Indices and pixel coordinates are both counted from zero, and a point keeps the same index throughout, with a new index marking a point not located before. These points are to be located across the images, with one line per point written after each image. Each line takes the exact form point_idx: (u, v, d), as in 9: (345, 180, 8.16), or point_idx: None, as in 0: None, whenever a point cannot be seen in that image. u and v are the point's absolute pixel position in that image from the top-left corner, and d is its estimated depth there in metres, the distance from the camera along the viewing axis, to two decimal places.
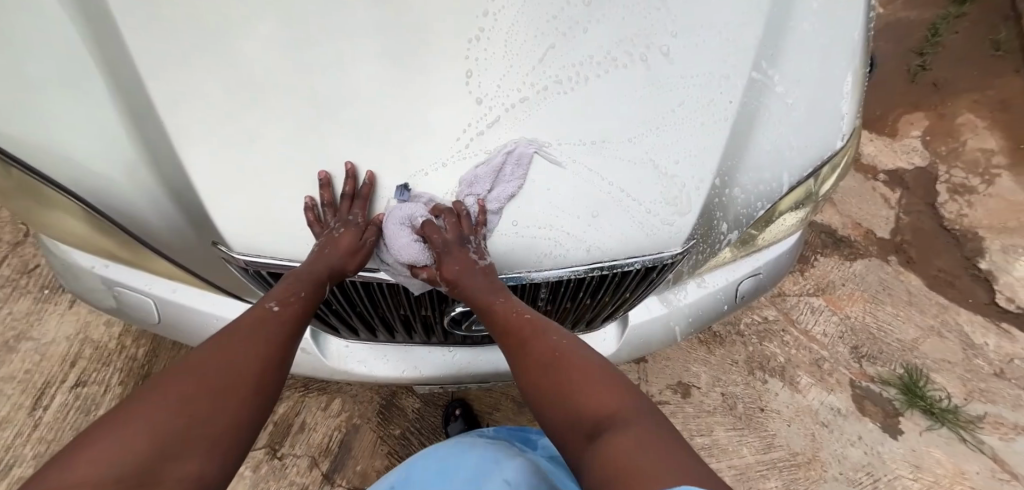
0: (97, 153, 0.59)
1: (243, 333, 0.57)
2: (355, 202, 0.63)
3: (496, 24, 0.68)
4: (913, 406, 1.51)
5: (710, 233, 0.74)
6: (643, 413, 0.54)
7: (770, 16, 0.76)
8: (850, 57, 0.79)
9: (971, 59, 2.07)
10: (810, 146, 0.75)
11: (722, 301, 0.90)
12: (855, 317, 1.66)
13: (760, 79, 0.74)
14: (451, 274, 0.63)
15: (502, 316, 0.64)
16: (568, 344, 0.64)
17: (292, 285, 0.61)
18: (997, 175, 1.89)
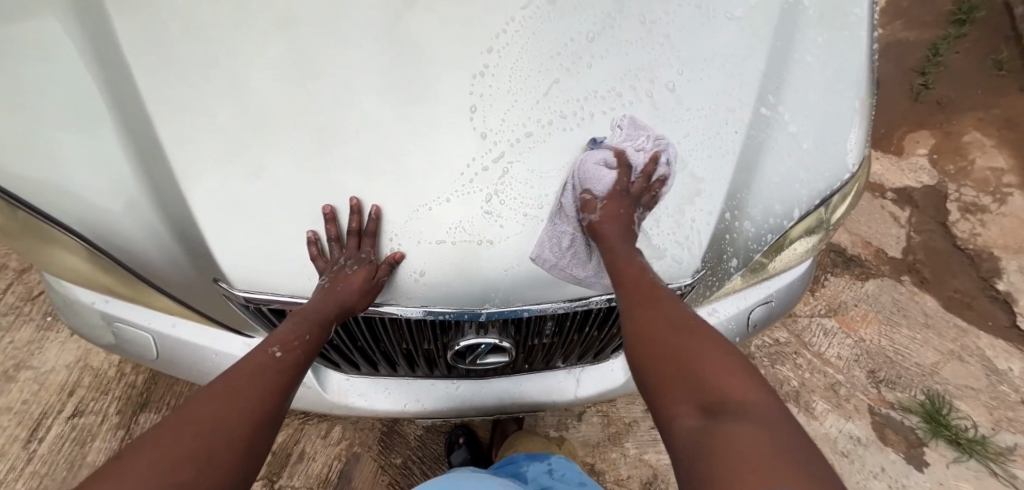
0: (99, 187, 0.59)
1: (241, 380, 0.55)
2: (364, 239, 0.62)
3: (501, 60, 0.68)
4: (937, 435, 1.45)
5: (718, 266, 0.72)
6: (780, 411, 0.42)
7: (773, 48, 0.76)
8: (859, 83, 0.77)
9: (975, 78, 2.07)
10: (822, 176, 0.74)
11: (734, 330, 0.87)
12: (870, 339, 1.61)
13: (769, 114, 0.73)
14: (608, 216, 0.69)
15: (630, 273, 0.63)
16: (696, 324, 0.57)
17: (296, 328, 0.60)
18: (1009, 194, 1.86)
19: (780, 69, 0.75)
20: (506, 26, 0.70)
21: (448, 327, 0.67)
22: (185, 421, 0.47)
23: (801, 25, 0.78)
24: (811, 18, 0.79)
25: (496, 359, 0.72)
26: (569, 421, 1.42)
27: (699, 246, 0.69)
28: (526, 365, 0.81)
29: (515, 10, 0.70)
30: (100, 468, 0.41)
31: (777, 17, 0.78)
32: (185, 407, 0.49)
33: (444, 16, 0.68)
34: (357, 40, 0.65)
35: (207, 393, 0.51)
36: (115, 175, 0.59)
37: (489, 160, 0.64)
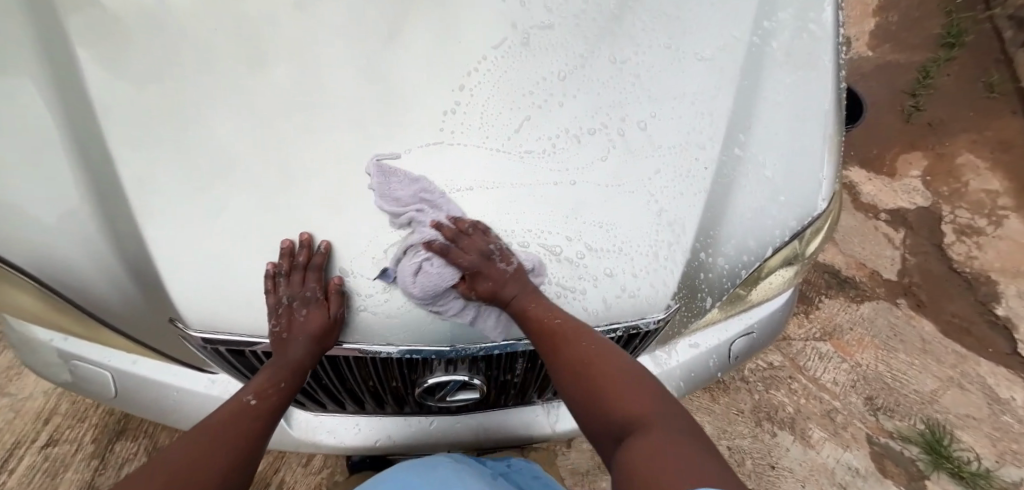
0: (65, 226, 0.59)
1: (217, 431, 0.58)
2: (307, 274, 0.59)
3: (473, 98, 0.72)
4: (939, 468, 1.40)
5: (692, 300, 0.72)
6: (671, 420, 0.56)
7: (740, 85, 0.78)
8: (825, 116, 0.77)
9: (965, 101, 2.07)
10: (794, 208, 0.73)
11: (714, 362, 0.86)
12: (867, 365, 1.57)
13: (738, 156, 0.74)
14: (489, 289, 0.64)
15: (533, 320, 0.62)
16: (602, 347, 0.63)
17: (269, 377, 0.62)
18: (1004, 217, 1.84)
19: (748, 105, 0.77)
20: (480, 64, 0.74)
21: (415, 365, 0.67)
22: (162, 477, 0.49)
23: (767, 61, 0.79)
24: (778, 52, 0.80)
25: (466, 395, 0.72)
26: (558, 450, 1.37)
27: (672, 285, 0.69)
28: (500, 399, 0.80)
29: (487, 49, 0.75)
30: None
31: (742, 55, 0.79)
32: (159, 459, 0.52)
33: (418, 57, 0.72)
34: (339, 88, 0.69)
35: (183, 447, 0.55)
36: (83, 216, 0.59)
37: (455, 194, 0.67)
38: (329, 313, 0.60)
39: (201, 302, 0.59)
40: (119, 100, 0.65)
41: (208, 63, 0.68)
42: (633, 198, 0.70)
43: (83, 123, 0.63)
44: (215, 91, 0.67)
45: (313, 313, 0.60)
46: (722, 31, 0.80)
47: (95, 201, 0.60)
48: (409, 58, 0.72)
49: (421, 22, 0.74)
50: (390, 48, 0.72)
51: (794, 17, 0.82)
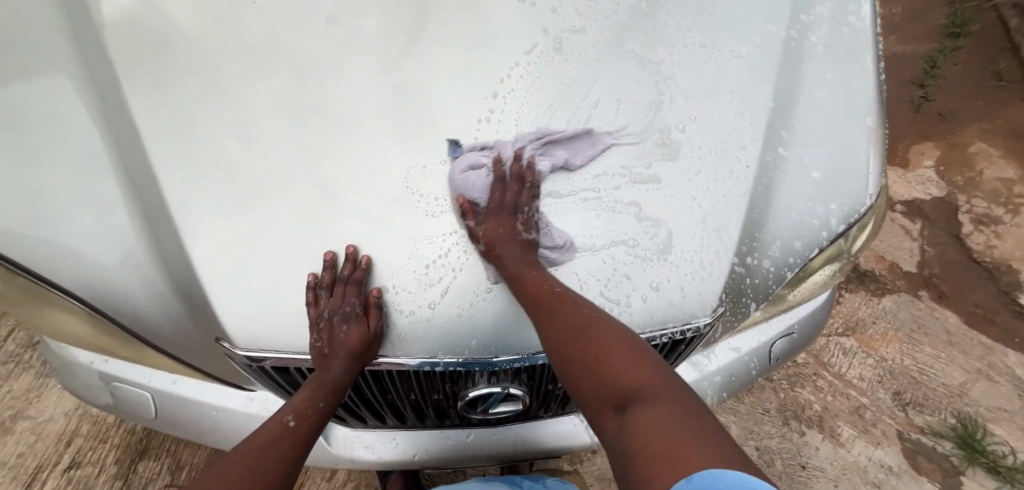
0: (121, 251, 0.60)
1: (257, 454, 0.57)
2: (347, 288, 0.61)
3: (506, 105, 0.74)
4: (973, 462, 1.38)
5: (736, 305, 0.71)
6: (671, 388, 0.54)
7: (779, 83, 0.78)
8: (868, 109, 0.77)
9: (976, 89, 2.06)
10: (839, 204, 0.72)
11: (755, 365, 0.85)
12: (892, 359, 1.55)
13: (780, 155, 0.74)
14: (493, 235, 0.67)
15: (531, 284, 0.63)
16: (596, 314, 0.62)
17: (311, 395, 0.63)
18: (1021, 205, 1.83)
19: (785, 100, 0.77)
20: (511, 71, 0.75)
21: (457, 377, 0.66)
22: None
23: (801, 56, 0.79)
24: (816, 47, 0.80)
25: (507, 408, 0.70)
26: (584, 455, 1.35)
27: (717, 289, 0.68)
28: (541, 410, 0.79)
29: (519, 55, 0.76)
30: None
31: (779, 49, 0.80)
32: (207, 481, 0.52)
33: (452, 66, 0.73)
34: (372, 102, 0.70)
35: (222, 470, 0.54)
36: (141, 237, 0.61)
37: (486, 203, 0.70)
38: (368, 325, 0.62)
39: (259, 319, 0.61)
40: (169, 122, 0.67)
41: None
42: (675, 201, 0.70)
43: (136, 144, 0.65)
44: (259, 110, 0.69)
45: (353, 328, 0.61)
46: (756, 29, 0.80)
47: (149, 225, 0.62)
48: (445, 68, 0.73)
49: (455, 31, 0.75)
50: (428, 60, 0.73)
51: (832, 10, 0.82)
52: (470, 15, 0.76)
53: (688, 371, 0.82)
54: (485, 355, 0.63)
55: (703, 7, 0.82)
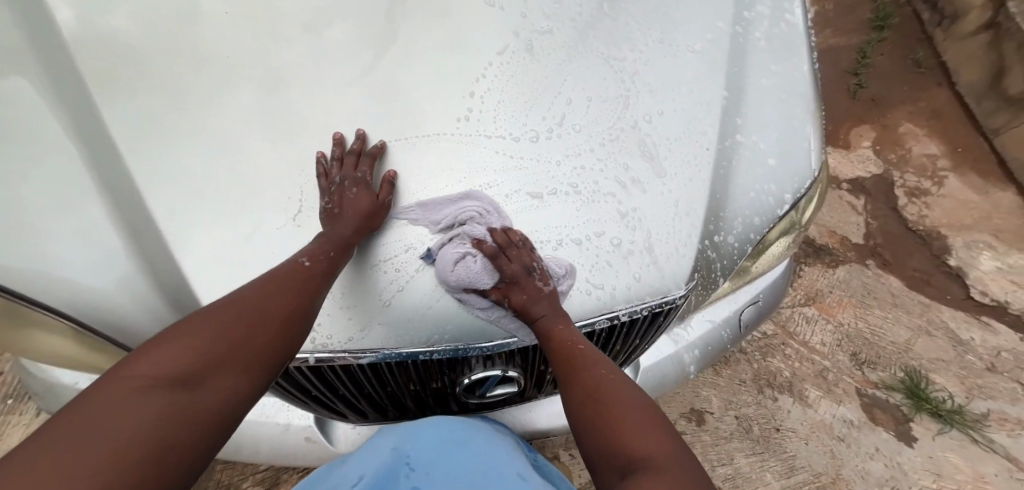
0: (136, 271, 0.63)
1: (275, 285, 0.61)
2: (360, 159, 0.74)
3: (484, 104, 0.78)
4: (921, 410, 1.53)
5: (708, 280, 0.78)
6: (671, 454, 0.53)
7: (730, 73, 0.86)
8: (808, 95, 0.86)
9: (900, 76, 2.25)
10: (789, 180, 0.81)
11: (727, 333, 0.93)
12: (848, 323, 1.70)
13: (736, 141, 0.82)
14: (520, 303, 0.68)
15: (556, 337, 0.66)
16: (616, 376, 0.65)
17: (324, 245, 0.67)
18: (946, 177, 2.04)
19: (737, 90, 0.85)
20: (485, 71, 0.80)
21: (454, 365, 0.69)
22: (224, 318, 0.56)
23: (747, 51, 0.88)
24: (759, 41, 0.89)
25: (504, 389, 0.75)
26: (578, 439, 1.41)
27: (688, 262, 0.75)
28: (535, 391, 0.82)
29: (492, 56, 0.81)
30: (141, 347, 0.50)
31: (728, 43, 0.87)
32: (239, 294, 0.59)
33: (432, 69, 0.79)
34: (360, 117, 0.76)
35: (248, 292, 0.60)
36: (154, 256, 0.64)
37: (466, 199, 0.72)
38: (378, 199, 0.72)
39: None
40: (175, 144, 0.70)
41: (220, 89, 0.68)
42: (648, 188, 0.76)
43: (143, 171, 0.68)
44: (253, 125, 0.73)
45: (362, 193, 0.71)
46: (707, 26, 0.88)
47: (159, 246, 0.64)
48: (424, 72, 0.78)
49: (432, 39, 0.80)
50: (410, 62, 0.79)
51: (770, 9, 0.92)
52: (443, 24, 0.81)
53: (668, 345, 0.90)
54: (479, 340, 0.67)
55: (659, 9, 0.89)
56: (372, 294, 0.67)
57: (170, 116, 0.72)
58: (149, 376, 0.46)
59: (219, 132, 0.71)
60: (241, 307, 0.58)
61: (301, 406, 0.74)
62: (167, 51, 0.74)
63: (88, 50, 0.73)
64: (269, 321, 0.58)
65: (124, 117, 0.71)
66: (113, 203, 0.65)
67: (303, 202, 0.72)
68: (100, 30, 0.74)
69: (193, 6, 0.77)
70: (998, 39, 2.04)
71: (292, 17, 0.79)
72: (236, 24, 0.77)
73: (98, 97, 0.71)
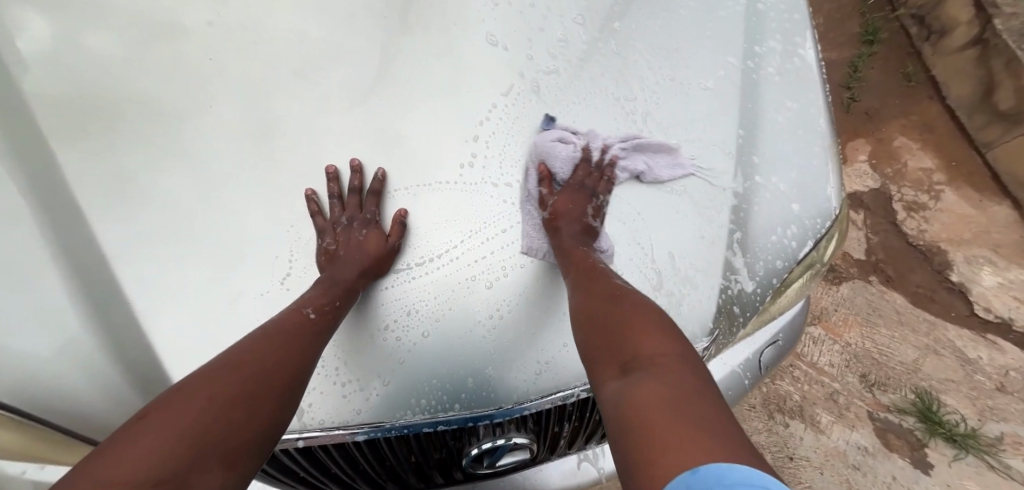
0: (111, 352, 0.56)
1: (275, 342, 0.56)
2: (362, 200, 0.75)
3: (488, 149, 0.75)
4: (935, 434, 1.51)
5: (729, 331, 0.73)
6: (683, 352, 0.53)
7: (743, 110, 0.81)
8: (824, 131, 0.82)
9: (892, 90, 1.99)
10: (809, 220, 0.76)
11: (747, 377, 0.86)
12: (855, 343, 1.65)
13: (759, 182, 0.77)
14: (561, 209, 0.79)
15: (581, 254, 0.72)
16: (625, 290, 0.65)
17: (326, 292, 0.64)
18: (942, 191, 1.86)
19: (750, 129, 0.80)
20: (489, 114, 0.76)
21: (460, 434, 0.63)
22: (218, 387, 0.48)
23: (760, 87, 0.83)
24: (770, 76, 0.84)
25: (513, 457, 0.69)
26: None
27: (709, 312, 0.70)
28: (548, 454, 0.76)
29: (496, 96, 0.77)
30: (108, 439, 0.41)
31: (739, 80, 0.83)
32: (232, 358, 0.52)
33: (437, 112, 0.75)
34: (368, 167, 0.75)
35: (238, 355, 0.53)
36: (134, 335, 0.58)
37: (474, 249, 0.68)
38: (388, 241, 0.70)
39: None
40: (163, 206, 0.65)
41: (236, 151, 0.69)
42: (673, 234, 0.73)
43: (128, 235, 0.63)
44: (239, 180, 0.68)
45: (371, 234, 0.73)
46: (717, 62, 0.83)
47: (154, 321, 0.60)
48: (424, 119, 0.74)
49: (432, 88, 0.76)
50: (406, 105, 0.75)
51: (782, 41, 0.86)
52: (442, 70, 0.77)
53: None
54: (486, 407, 0.61)
55: (666, 43, 0.84)
56: (371, 357, 0.61)
57: (154, 174, 0.66)
58: (125, 472, 0.36)
59: (210, 191, 0.67)
60: (241, 371, 0.51)
61: (289, 487, 0.67)
62: (146, 100, 0.69)
63: (50, 97, 0.66)
64: (266, 388, 0.51)
65: (95, 174, 0.64)
66: (92, 275, 0.59)
67: (292, 268, 0.69)
68: (63, 75, 0.67)
69: (167, 52, 0.71)
70: (987, 55, 1.78)
71: (277, 64, 0.74)
72: (216, 65, 0.72)
73: (65, 152, 0.64)
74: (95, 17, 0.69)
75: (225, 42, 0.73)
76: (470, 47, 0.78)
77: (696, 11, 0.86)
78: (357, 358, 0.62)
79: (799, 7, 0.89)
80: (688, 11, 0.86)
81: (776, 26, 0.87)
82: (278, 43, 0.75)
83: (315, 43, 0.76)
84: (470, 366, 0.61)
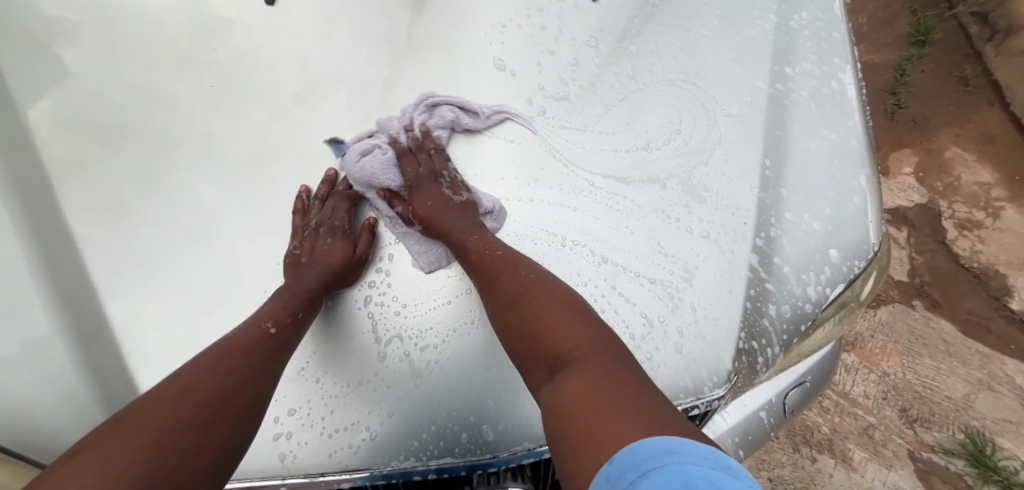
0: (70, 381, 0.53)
1: (231, 361, 0.53)
2: (337, 205, 0.74)
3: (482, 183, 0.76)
4: (987, 480, 1.38)
5: (748, 380, 0.66)
6: (604, 344, 0.52)
7: (770, 137, 0.73)
8: (862, 159, 0.72)
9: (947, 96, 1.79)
10: (847, 266, 0.67)
11: (770, 421, 0.77)
12: (895, 374, 1.50)
13: (789, 219, 0.69)
14: (423, 211, 0.73)
15: (473, 250, 0.67)
16: (536, 275, 0.62)
17: (286, 306, 0.61)
18: (1003, 208, 1.66)
19: (779, 159, 0.72)
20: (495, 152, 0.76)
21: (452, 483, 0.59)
22: (167, 412, 0.44)
23: (791, 115, 0.74)
24: (803, 101, 0.75)
25: None
26: None
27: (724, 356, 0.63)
28: None
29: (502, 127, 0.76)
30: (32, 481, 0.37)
31: (766, 106, 0.75)
32: (180, 378, 0.48)
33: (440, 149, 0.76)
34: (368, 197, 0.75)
35: (187, 374, 0.49)
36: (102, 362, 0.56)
37: (465, 283, 0.67)
38: (355, 251, 0.69)
39: None
40: (155, 242, 0.64)
41: (221, 177, 0.68)
42: (704, 282, 0.65)
43: (118, 271, 0.62)
44: (224, 201, 0.67)
45: (337, 244, 0.70)
46: (739, 83, 0.76)
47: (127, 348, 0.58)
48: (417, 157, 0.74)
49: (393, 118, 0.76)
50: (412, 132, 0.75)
51: (817, 63, 0.77)
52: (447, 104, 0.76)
53: None
54: (480, 457, 0.56)
55: (681, 62, 0.78)
56: (358, 397, 0.57)
57: (145, 205, 0.65)
58: None
59: (203, 227, 0.66)
60: (189, 392, 0.47)
61: None
62: (141, 132, 0.67)
63: (45, 128, 0.65)
64: (217, 407, 0.47)
65: (84, 206, 0.63)
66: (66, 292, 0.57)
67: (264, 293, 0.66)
68: (62, 104, 0.66)
69: (157, 75, 0.70)
70: None
71: (273, 86, 0.73)
72: (206, 88, 0.71)
73: (54, 184, 0.62)
74: (97, 50, 0.69)
75: (223, 73, 0.72)
76: (475, 75, 0.77)
77: (719, 33, 0.79)
78: (342, 401, 0.57)
79: (837, 23, 0.79)
80: (710, 32, 0.79)
81: (810, 46, 0.78)
82: (272, 71, 0.74)
83: (311, 67, 0.74)
84: (467, 419, 0.57)
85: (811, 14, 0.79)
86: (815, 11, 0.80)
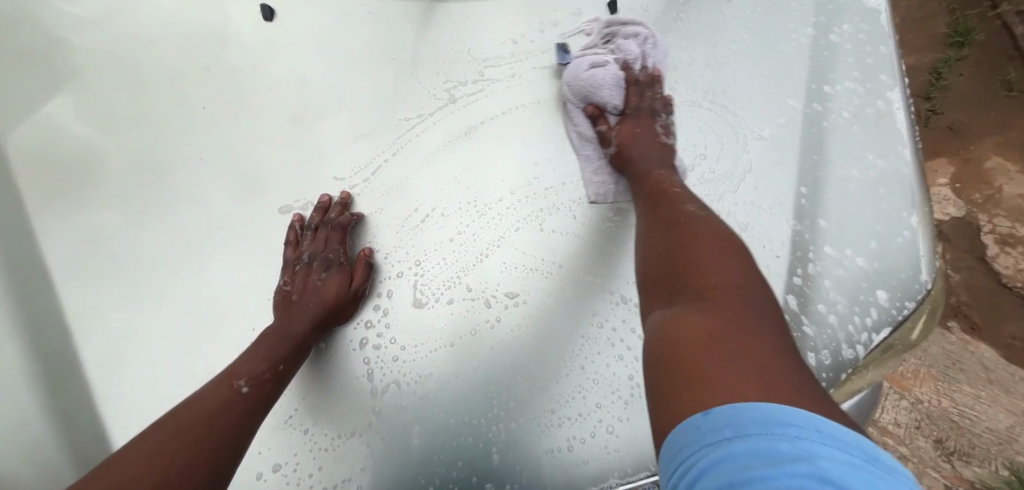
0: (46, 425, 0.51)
1: (197, 423, 0.44)
2: (331, 234, 0.64)
3: (498, 206, 0.67)
4: None
5: None
6: (762, 293, 0.38)
7: (806, 162, 0.66)
8: (914, 186, 0.64)
9: None
10: (896, 308, 0.59)
11: None
12: (927, 399, 1.19)
13: (828, 254, 0.62)
14: (627, 136, 0.66)
15: (655, 180, 0.60)
16: (699, 212, 0.50)
17: (269, 353, 0.53)
18: None
19: (816, 186, 0.65)
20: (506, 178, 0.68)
21: None
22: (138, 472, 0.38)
23: (830, 138, 0.67)
24: (844, 123, 0.68)
25: None
26: None
27: None
28: None
29: (517, 148, 0.70)
30: None
31: (801, 129, 0.68)
32: (129, 455, 0.39)
33: (449, 175, 0.69)
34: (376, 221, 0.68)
35: (171, 424, 0.43)
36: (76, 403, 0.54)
37: (470, 316, 0.61)
38: (351, 285, 0.61)
39: None
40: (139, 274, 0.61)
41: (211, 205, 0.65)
42: None
43: (114, 302, 0.60)
44: (215, 231, 0.64)
45: (333, 278, 0.61)
46: (771, 103, 0.70)
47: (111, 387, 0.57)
48: (434, 186, 0.68)
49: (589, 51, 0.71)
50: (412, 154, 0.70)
51: (860, 80, 0.69)
52: (456, 124, 0.71)
53: None
54: None
55: (706, 79, 0.72)
56: (345, 455, 0.54)
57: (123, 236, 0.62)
58: None
59: (191, 258, 0.63)
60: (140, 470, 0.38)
61: None
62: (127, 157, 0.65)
63: (25, 153, 0.62)
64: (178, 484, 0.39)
65: (69, 237, 0.61)
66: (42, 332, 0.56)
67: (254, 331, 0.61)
68: (41, 128, 0.63)
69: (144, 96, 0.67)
70: None
71: (268, 107, 0.69)
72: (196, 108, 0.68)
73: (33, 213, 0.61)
74: (86, 68, 0.66)
75: (216, 93, 0.68)
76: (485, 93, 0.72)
77: (749, 47, 0.73)
78: (331, 458, 0.54)
79: (885, 36, 0.71)
80: (739, 47, 0.73)
81: (853, 61, 0.70)
82: (266, 90, 0.69)
83: (308, 86, 0.70)
84: (466, 477, 0.53)
85: (853, 26, 0.72)
86: (859, 23, 0.72)
